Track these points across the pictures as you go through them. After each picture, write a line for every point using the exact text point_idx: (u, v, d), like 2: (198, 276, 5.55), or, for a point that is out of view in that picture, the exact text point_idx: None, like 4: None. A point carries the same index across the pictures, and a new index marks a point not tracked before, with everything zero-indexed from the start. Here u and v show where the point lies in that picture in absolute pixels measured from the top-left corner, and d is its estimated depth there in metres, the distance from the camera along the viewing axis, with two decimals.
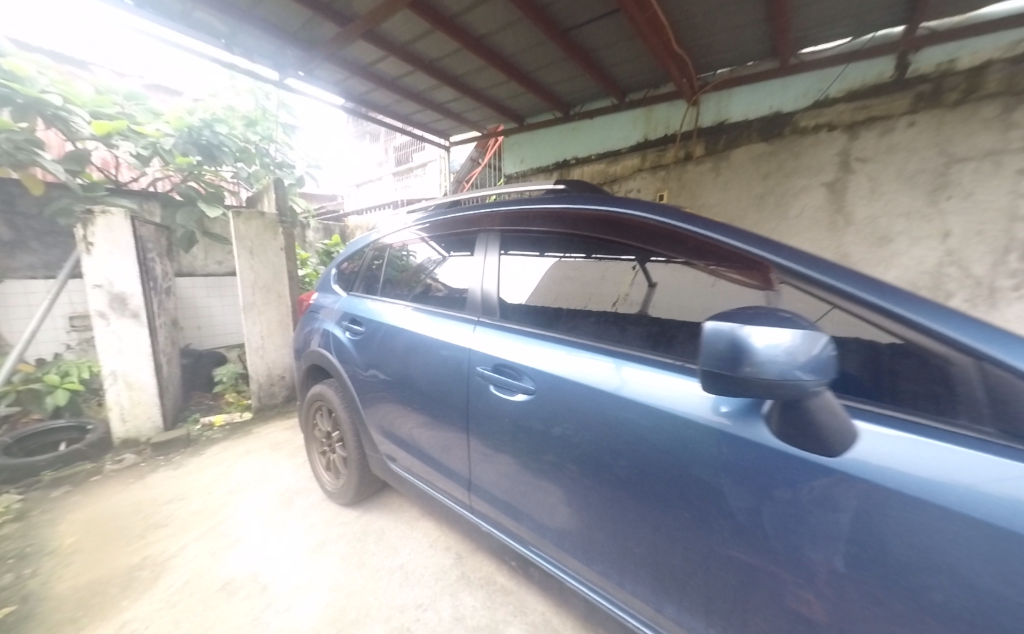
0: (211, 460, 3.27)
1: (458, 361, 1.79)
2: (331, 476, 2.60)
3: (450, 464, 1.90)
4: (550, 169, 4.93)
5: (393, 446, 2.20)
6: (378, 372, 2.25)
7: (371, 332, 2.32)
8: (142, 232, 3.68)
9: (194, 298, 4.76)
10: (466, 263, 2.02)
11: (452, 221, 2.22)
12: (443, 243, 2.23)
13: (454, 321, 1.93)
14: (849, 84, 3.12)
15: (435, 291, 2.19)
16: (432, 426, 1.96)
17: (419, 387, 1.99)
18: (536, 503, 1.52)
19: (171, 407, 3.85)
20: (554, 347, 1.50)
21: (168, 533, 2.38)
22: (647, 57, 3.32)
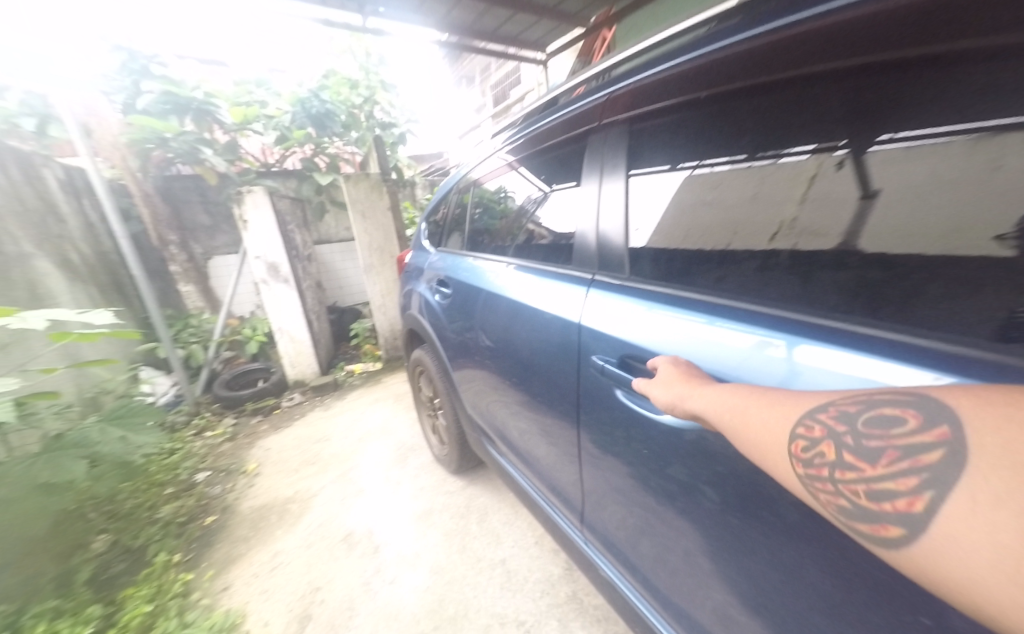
0: (350, 405, 3.69)
1: (564, 338, 1.28)
2: (438, 440, 2.55)
3: (560, 482, 1.50)
4: None
5: (493, 429, 1.93)
6: (474, 338, 1.91)
7: (465, 296, 1.98)
8: (281, 206, 4.08)
9: (332, 262, 5.34)
10: (574, 195, 1.43)
11: (549, 132, 1.61)
12: (544, 171, 1.68)
13: (564, 283, 1.39)
14: None
15: (532, 236, 1.69)
16: (538, 412, 1.52)
17: (522, 362, 1.56)
18: (686, 581, 1.03)
19: (325, 358, 4.49)
20: (689, 315, 0.92)
21: (313, 471, 2.70)
22: None
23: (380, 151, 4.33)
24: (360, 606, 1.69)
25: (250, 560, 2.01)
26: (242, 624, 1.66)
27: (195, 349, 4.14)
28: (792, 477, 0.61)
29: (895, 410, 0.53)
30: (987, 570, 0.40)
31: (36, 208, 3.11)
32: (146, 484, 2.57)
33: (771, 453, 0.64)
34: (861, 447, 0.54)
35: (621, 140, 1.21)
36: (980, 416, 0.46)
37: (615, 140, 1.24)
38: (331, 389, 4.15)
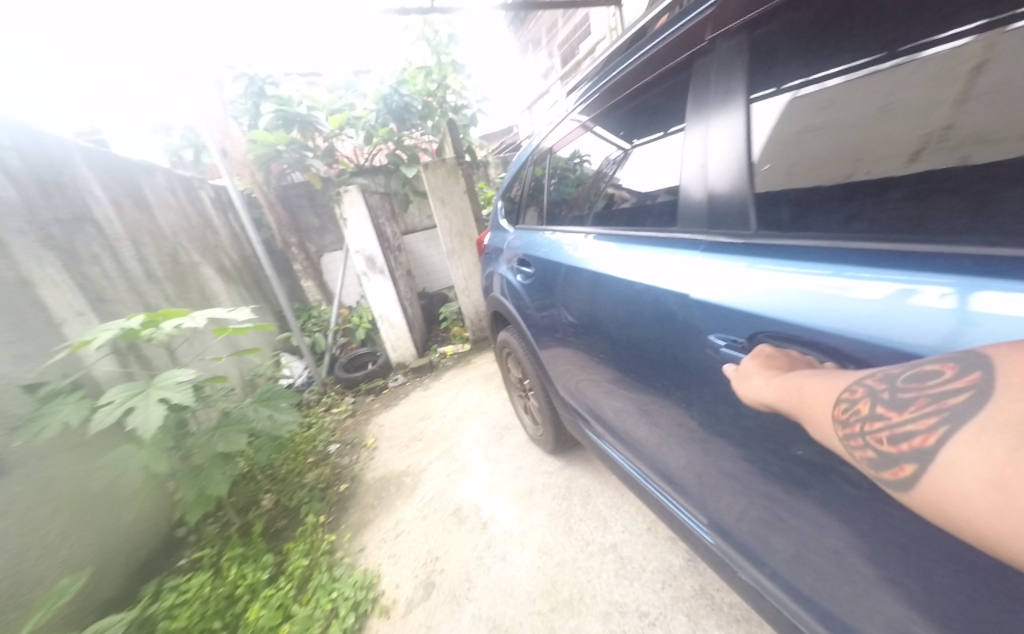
0: (446, 385, 3.89)
1: (661, 306, 1.06)
2: (532, 420, 2.51)
3: (672, 468, 1.28)
4: None
5: (588, 411, 1.79)
6: (557, 319, 1.78)
7: (546, 271, 1.83)
8: (372, 201, 4.36)
9: (419, 250, 5.62)
10: (671, 142, 1.20)
11: (632, 76, 1.35)
12: (628, 127, 1.45)
13: (664, 248, 1.15)
14: None
15: (624, 195, 1.47)
16: (637, 395, 1.33)
17: (612, 340, 1.37)
18: (844, 593, 0.81)
19: (420, 341, 4.80)
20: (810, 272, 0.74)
21: (420, 448, 2.90)
22: None
23: (454, 135, 4.30)
24: (477, 578, 1.75)
25: (378, 525, 2.23)
26: (379, 582, 1.86)
27: (319, 338, 4.74)
28: (831, 433, 0.62)
29: (936, 366, 0.52)
30: (984, 493, 0.45)
31: (196, 229, 3.76)
32: (294, 454, 3.01)
33: (816, 417, 0.64)
34: (892, 398, 0.54)
35: (733, 56, 0.95)
36: (1016, 361, 0.45)
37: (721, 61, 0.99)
38: (429, 370, 4.44)
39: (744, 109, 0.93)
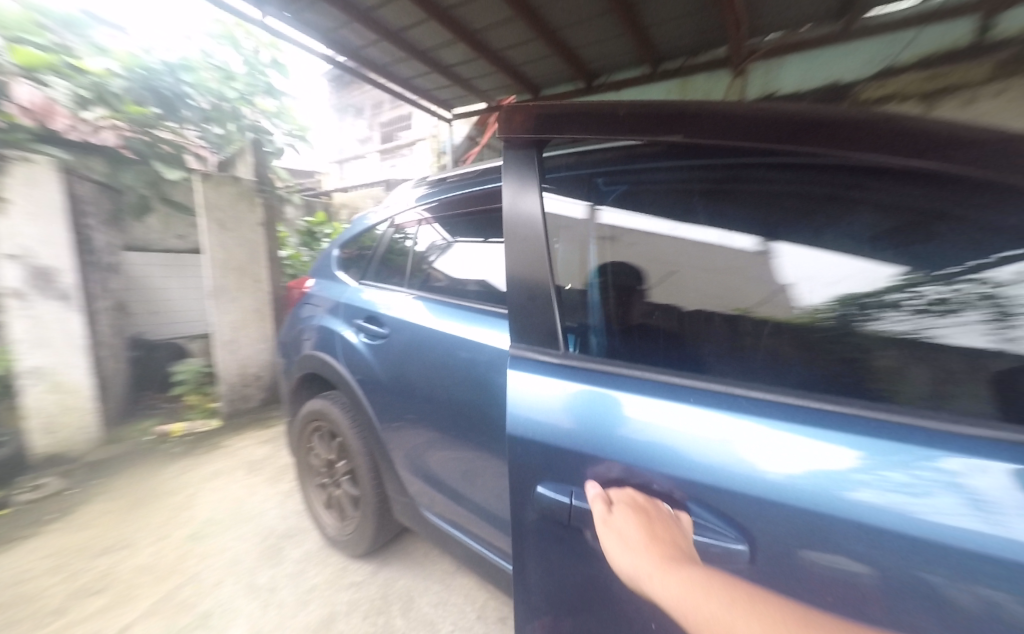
0: (168, 485, 2.49)
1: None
2: (335, 516, 1.95)
3: (484, 505, 1.28)
4: None
5: (428, 489, 1.51)
6: (407, 397, 1.50)
7: (396, 334, 1.54)
8: (76, 189, 2.78)
9: (148, 279, 3.64)
10: (495, 249, 1.37)
11: (464, 198, 1.52)
12: (458, 229, 1.56)
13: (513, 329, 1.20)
14: (921, 50, 2.86)
15: (449, 279, 1.52)
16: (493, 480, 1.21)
17: (471, 419, 1.25)
18: None
19: (113, 416, 2.99)
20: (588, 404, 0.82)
21: (101, 606, 1.65)
22: (703, 16, 2.74)
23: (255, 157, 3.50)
24: None
25: None
26: None
27: None
28: None
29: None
30: None
31: None
32: None
33: None
34: None
35: (522, 160, 1.01)
36: None
37: (513, 166, 1.03)
38: (125, 463, 2.76)
39: (537, 201, 0.99)
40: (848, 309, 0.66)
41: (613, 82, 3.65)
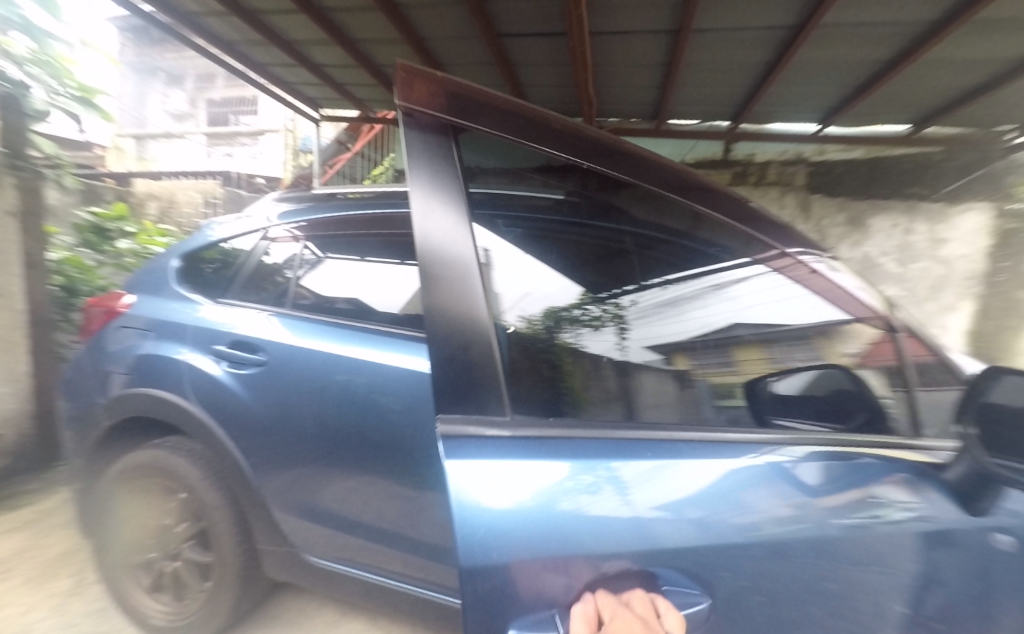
0: None
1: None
2: (166, 597, 1.51)
3: (386, 530, 1.11)
4: None
5: (310, 529, 1.21)
6: (282, 440, 1.24)
7: (276, 360, 1.26)
8: None
9: None
10: (372, 269, 1.30)
11: (352, 219, 1.37)
12: (336, 250, 1.37)
13: (411, 347, 1.14)
14: (698, 154, 3.92)
15: (318, 298, 1.33)
16: (390, 507, 1.11)
17: (368, 442, 1.12)
18: None
19: None
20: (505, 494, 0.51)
21: None
22: (563, 87, 3.31)
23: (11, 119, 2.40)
24: None
25: None
26: None
27: None
28: None
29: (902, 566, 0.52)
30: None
31: None
32: None
33: None
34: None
35: (440, 169, 0.57)
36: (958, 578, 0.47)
37: (423, 169, 0.56)
38: None
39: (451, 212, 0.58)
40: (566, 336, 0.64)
41: None
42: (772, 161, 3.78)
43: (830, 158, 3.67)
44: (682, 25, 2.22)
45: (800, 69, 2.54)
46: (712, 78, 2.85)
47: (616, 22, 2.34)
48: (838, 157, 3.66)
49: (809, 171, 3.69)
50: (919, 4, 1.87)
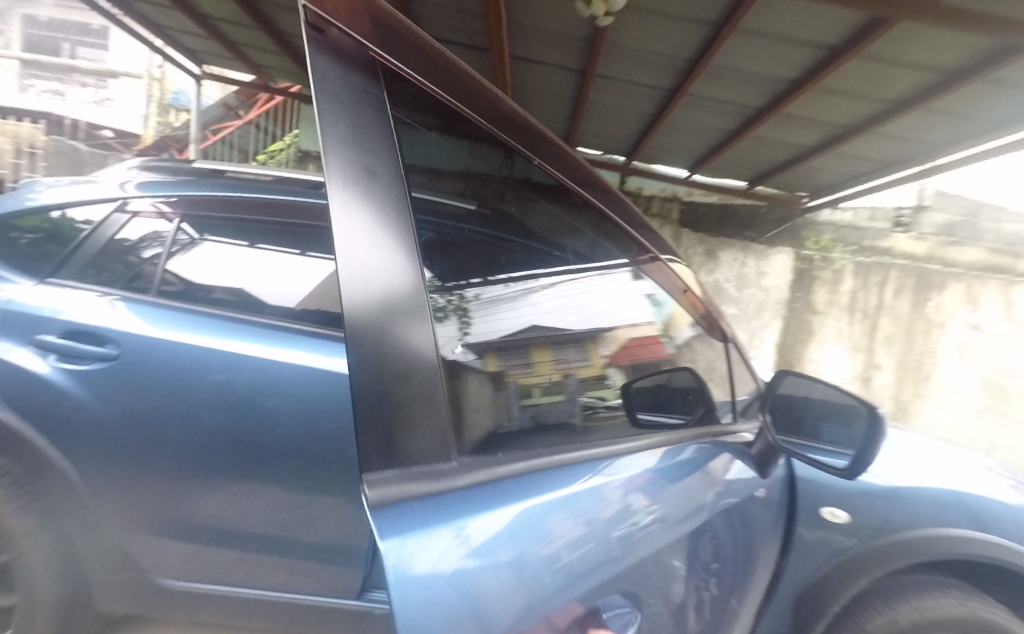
0: None
1: (339, 388, 1.05)
2: None
3: (263, 537, 1.02)
4: None
5: (164, 548, 1.03)
6: (127, 448, 1.05)
7: (128, 346, 1.07)
8: None
9: None
10: (265, 257, 1.22)
11: (243, 202, 1.24)
12: (216, 231, 1.24)
13: (307, 343, 1.09)
14: None
15: (189, 285, 1.17)
16: (269, 512, 1.03)
17: (247, 444, 1.03)
18: None
19: None
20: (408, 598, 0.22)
21: None
22: None
23: None
24: None
25: None
26: None
27: None
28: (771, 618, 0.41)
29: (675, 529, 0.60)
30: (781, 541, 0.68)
31: None
32: None
33: None
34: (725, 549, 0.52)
35: (364, 132, 0.29)
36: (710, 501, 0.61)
37: (343, 122, 0.26)
38: None
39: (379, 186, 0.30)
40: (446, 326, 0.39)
41: None
42: (655, 196, 4.36)
43: (695, 200, 4.33)
44: (587, 67, 2.53)
45: (674, 125, 3.08)
46: (610, 118, 3.26)
47: (534, 51, 2.59)
48: (702, 201, 4.33)
49: (681, 209, 4.31)
50: (748, 93, 2.47)
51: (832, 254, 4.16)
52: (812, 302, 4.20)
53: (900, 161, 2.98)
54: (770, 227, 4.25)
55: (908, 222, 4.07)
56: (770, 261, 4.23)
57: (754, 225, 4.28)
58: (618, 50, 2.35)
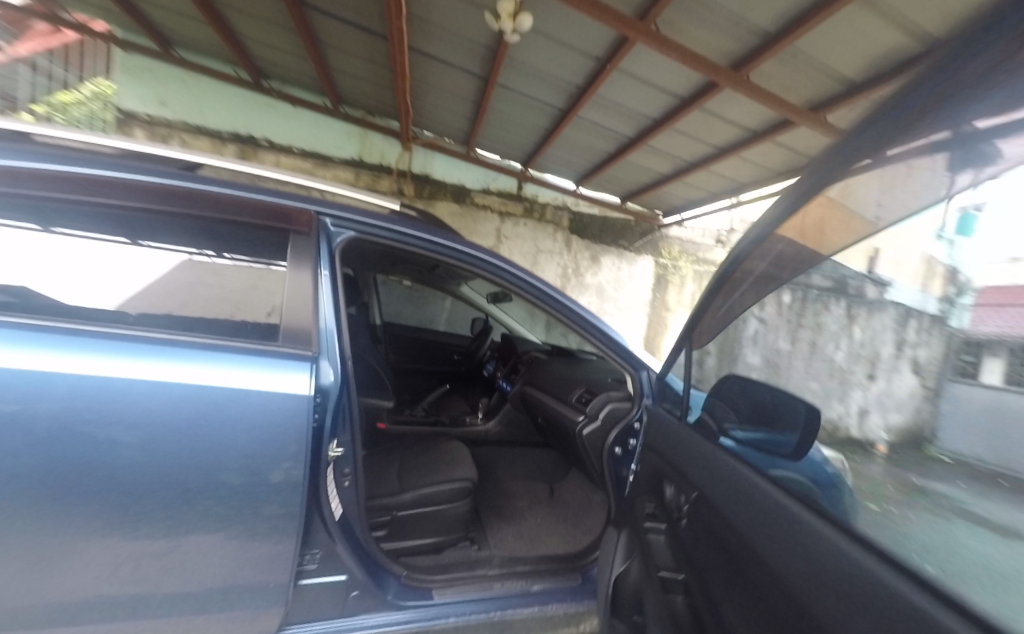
0: None
1: (200, 426, 0.85)
2: None
3: (114, 582, 0.84)
4: (225, 137, 3.82)
5: None
6: None
7: None
8: None
9: None
10: (84, 248, 0.96)
11: (78, 176, 0.94)
12: (34, 210, 0.92)
13: (183, 355, 0.87)
14: (499, 186, 4.56)
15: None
16: (121, 569, 0.84)
17: (48, 517, 0.78)
18: (351, 599, 1.05)
19: None
20: (936, 375, 0.50)
21: None
22: (376, 81, 3.29)
23: None
24: None
25: None
26: None
27: None
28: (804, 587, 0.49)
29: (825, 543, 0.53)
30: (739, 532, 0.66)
31: None
32: None
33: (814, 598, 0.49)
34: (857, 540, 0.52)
35: None
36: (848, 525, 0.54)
37: None
38: None
39: None
40: (857, 395, 0.65)
41: (290, 94, 3.84)
42: (548, 204, 4.72)
43: (581, 211, 4.83)
44: (490, 75, 2.64)
45: (564, 141, 3.41)
46: (508, 127, 3.44)
47: (435, 47, 2.57)
48: (586, 212, 4.85)
49: (571, 218, 4.79)
50: (625, 124, 2.93)
51: (680, 263, 5.16)
52: (666, 301, 5.17)
53: (722, 194, 3.87)
54: (638, 238, 5.03)
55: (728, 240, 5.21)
56: (636, 267, 5.03)
57: (625, 236, 4.99)
58: (518, 65, 2.54)
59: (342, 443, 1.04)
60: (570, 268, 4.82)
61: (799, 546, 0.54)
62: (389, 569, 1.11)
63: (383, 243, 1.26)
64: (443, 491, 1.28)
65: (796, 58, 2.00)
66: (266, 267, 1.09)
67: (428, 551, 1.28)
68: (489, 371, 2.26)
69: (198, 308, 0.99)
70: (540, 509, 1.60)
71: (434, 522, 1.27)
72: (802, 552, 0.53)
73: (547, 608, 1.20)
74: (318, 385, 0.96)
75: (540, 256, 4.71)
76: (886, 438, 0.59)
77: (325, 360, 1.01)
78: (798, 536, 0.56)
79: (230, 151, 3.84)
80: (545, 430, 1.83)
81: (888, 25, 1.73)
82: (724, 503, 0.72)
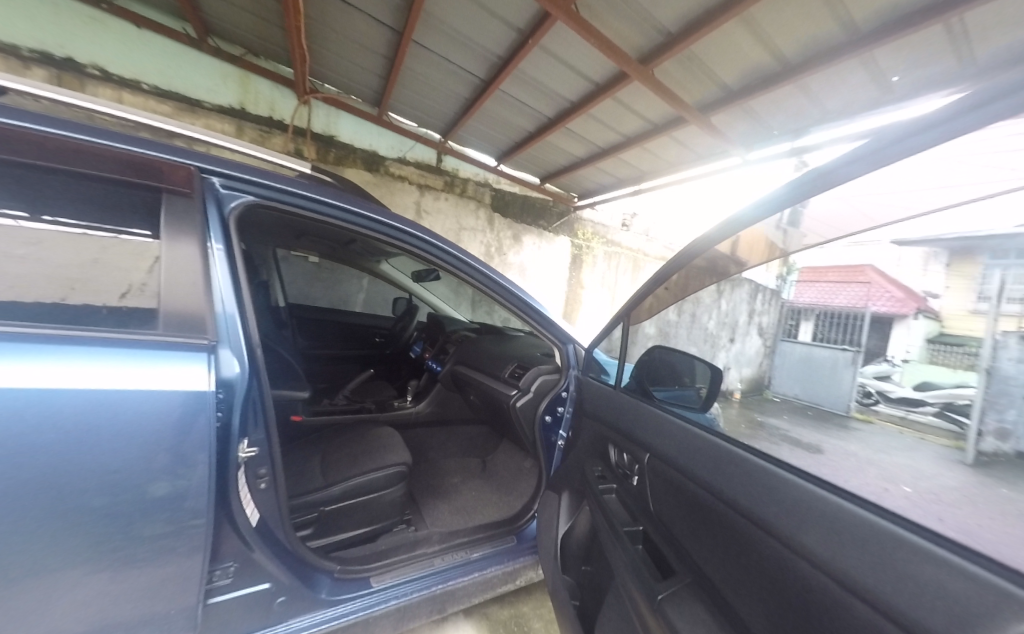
0: None
1: (48, 440, 0.66)
2: None
3: None
4: (28, 57, 2.81)
5: None
6: None
7: None
8: None
9: None
10: None
11: None
12: None
13: (27, 353, 0.65)
14: (417, 155, 4.27)
15: None
16: None
17: None
18: (282, 604, 0.97)
19: None
20: (796, 339, 0.69)
21: None
22: (259, 12, 2.73)
23: None
24: None
25: None
26: None
27: None
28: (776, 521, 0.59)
29: (770, 483, 0.64)
30: (699, 483, 0.76)
31: None
32: None
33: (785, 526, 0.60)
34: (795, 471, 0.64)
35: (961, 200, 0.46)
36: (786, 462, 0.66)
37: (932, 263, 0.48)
38: None
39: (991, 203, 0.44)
40: (723, 353, 0.90)
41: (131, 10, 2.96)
42: (469, 179, 4.60)
43: (502, 189, 4.83)
44: (405, 29, 2.40)
45: (485, 114, 3.32)
46: (424, 91, 3.20)
47: None
48: (507, 190, 4.86)
49: (492, 195, 4.76)
50: (546, 104, 2.98)
51: (592, 244, 5.55)
52: (580, 279, 5.55)
53: (629, 181, 4.24)
54: (556, 218, 5.24)
55: (631, 224, 5.74)
56: (554, 247, 5.27)
57: (544, 216, 5.16)
58: (437, 24, 2.35)
59: (255, 441, 0.91)
60: (492, 246, 4.82)
61: (766, 487, 0.64)
62: (321, 567, 1.05)
63: (293, 212, 1.10)
64: (377, 479, 1.23)
65: (694, 60, 2.24)
66: (114, 235, 0.90)
67: (359, 542, 1.22)
68: (417, 353, 2.18)
69: (1, 287, 0.74)
70: (474, 482, 1.65)
71: (366, 511, 1.22)
72: (772, 494, 0.62)
73: (487, 571, 1.27)
74: (219, 378, 0.83)
75: (463, 233, 4.60)
76: (740, 386, 0.84)
77: (224, 349, 0.86)
78: (754, 483, 0.66)
79: (37, 76, 2.85)
80: (478, 408, 1.86)
81: (760, 42, 2.04)
82: (680, 458, 0.82)
